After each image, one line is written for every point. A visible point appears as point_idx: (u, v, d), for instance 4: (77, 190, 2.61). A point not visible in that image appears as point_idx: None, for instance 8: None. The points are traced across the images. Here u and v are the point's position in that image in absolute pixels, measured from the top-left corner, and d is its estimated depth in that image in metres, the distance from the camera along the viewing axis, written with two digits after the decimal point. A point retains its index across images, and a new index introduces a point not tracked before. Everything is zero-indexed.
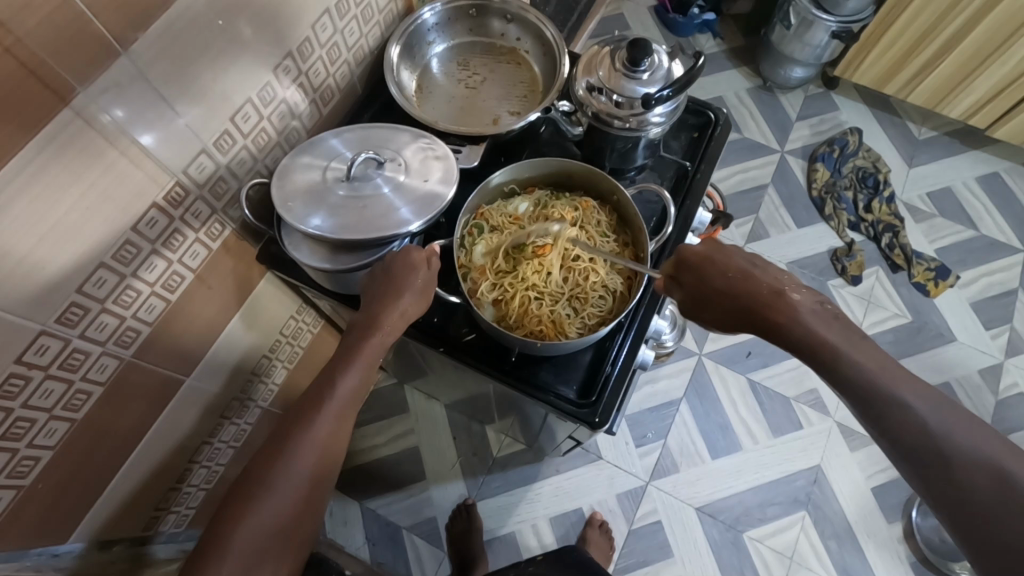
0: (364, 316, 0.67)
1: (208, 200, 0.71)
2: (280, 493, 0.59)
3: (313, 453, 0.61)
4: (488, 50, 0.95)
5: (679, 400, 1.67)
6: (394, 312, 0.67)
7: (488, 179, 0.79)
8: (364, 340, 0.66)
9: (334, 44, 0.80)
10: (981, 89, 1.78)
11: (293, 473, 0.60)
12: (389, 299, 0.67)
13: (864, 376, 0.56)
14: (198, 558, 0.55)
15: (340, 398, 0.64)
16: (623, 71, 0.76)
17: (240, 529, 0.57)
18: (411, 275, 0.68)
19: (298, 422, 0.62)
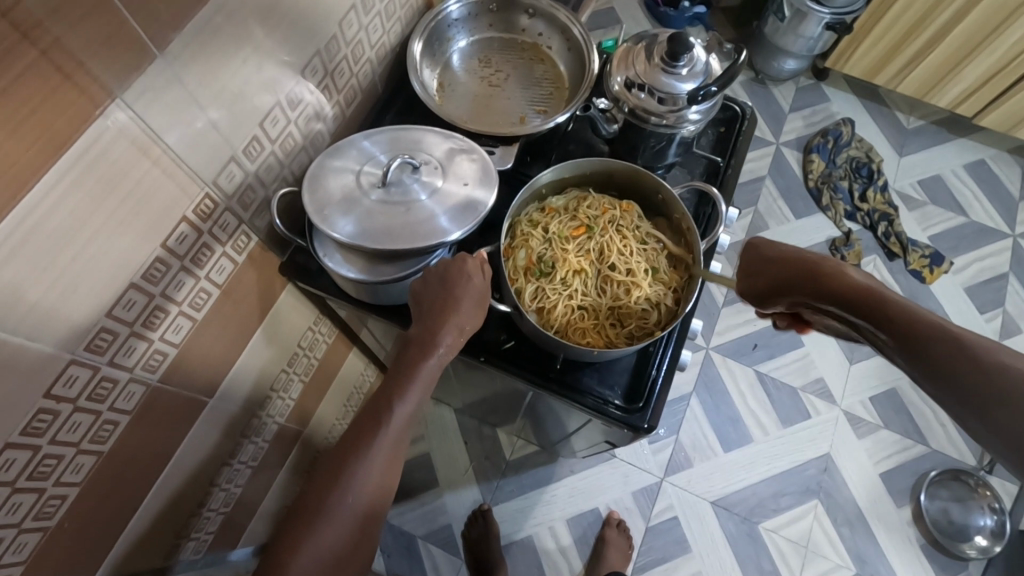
0: (419, 332, 0.64)
1: (236, 211, 0.66)
2: (340, 524, 0.55)
3: (373, 478, 0.58)
4: (510, 47, 0.92)
5: (689, 394, 1.67)
6: (451, 327, 0.64)
7: (535, 179, 0.77)
8: (423, 361, 0.62)
9: (358, 42, 0.76)
10: (969, 79, 1.82)
11: (351, 501, 0.56)
12: (446, 314, 0.64)
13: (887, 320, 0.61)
14: None
15: (400, 419, 0.60)
16: (661, 66, 0.74)
17: (301, 562, 0.53)
18: (466, 284, 0.65)
19: (352, 446, 0.59)
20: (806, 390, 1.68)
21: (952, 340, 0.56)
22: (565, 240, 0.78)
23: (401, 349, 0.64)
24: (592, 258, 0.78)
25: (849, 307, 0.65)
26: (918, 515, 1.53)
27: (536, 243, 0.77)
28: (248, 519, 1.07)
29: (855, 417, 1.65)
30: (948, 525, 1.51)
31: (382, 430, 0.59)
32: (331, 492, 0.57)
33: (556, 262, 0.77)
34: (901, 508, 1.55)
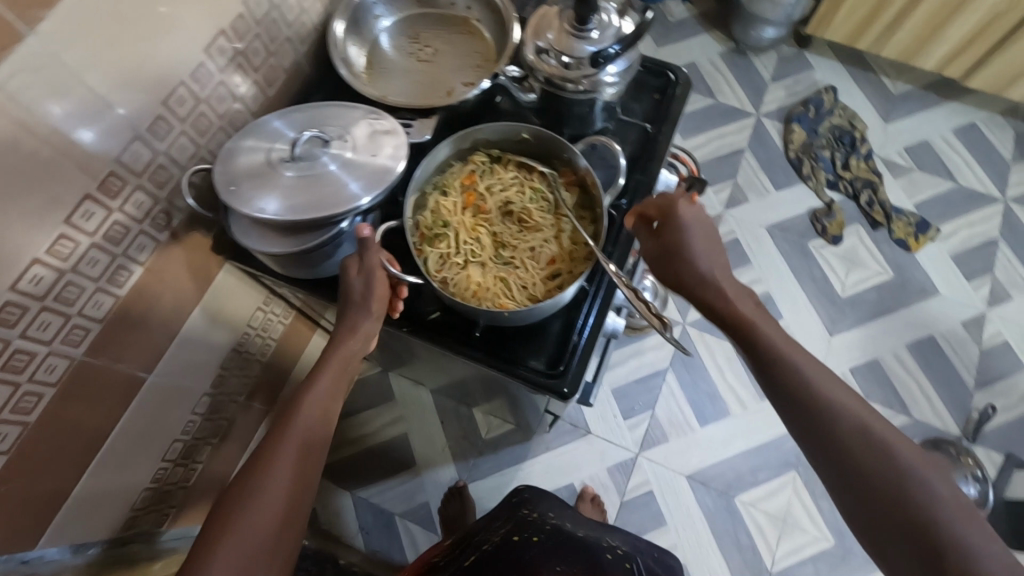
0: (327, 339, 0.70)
1: (149, 189, 0.69)
2: (266, 499, 0.58)
3: (296, 458, 0.62)
4: (439, 22, 0.92)
5: (665, 369, 1.66)
6: (346, 323, 0.70)
7: (435, 150, 0.70)
8: (326, 355, 0.69)
9: (272, 21, 0.77)
10: (954, 39, 1.76)
11: (274, 482, 0.59)
12: (340, 312, 0.70)
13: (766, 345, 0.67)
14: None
15: (311, 407, 0.65)
16: (571, 31, 0.74)
17: (226, 538, 0.55)
18: (353, 281, 0.69)
19: (274, 437, 0.63)
20: None
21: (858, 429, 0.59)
22: (466, 214, 0.73)
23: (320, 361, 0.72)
24: (497, 228, 0.73)
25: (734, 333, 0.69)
26: None
27: (436, 206, 0.72)
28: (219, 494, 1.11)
29: None
30: None
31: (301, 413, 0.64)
32: (253, 479, 0.59)
33: (461, 236, 0.72)
34: None
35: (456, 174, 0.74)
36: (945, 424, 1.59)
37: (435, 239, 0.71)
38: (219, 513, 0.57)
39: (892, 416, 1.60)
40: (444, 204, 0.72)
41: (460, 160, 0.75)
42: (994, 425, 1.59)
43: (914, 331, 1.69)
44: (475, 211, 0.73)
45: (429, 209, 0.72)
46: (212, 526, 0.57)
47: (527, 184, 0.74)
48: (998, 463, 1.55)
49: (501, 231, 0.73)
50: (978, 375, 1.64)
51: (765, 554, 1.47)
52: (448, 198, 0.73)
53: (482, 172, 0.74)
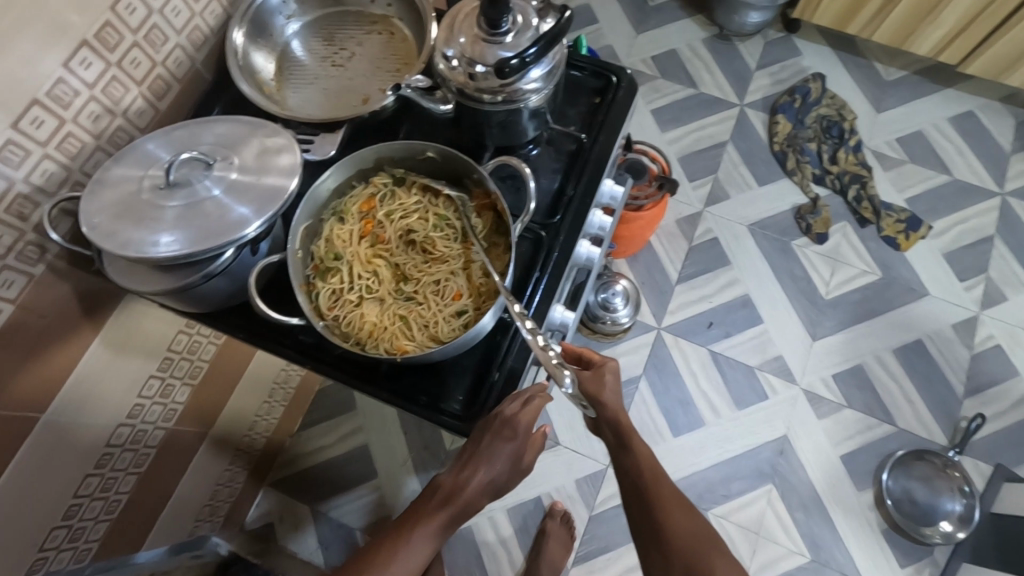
0: (450, 480, 0.71)
1: (10, 221, 0.62)
2: None
3: None
4: (356, 21, 0.84)
5: (637, 377, 1.59)
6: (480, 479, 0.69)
7: (319, 179, 0.63)
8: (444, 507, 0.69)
9: (153, 27, 0.70)
10: (948, 23, 1.65)
11: None
12: (477, 463, 0.69)
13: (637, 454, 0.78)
14: None
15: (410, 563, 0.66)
16: (482, 36, 0.66)
17: None
18: (500, 447, 0.68)
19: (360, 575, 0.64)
20: (763, 368, 1.59)
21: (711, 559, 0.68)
22: (366, 244, 0.65)
23: (430, 490, 0.72)
24: (400, 261, 0.65)
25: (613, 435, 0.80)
26: (880, 499, 1.46)
27: (329, 235, 0.64)
28: (160, 512, 1.08)
29: (815, 396, 1.56)
30: (911, 508, 1.43)
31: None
32: None
33: (358, 269, 0.64)
34: (861, 492, 1.48)
35: (356, 197, 0.66)
36: (931, 433, 1.51)
37: (328, 272, 0.63)
38: None
39: (874, 425, 1.53)
40: (340, 232, 0.64)
41: (363, 182, 0.67)
42: (983, 434, 1.51)
43: (900, 334, 1.61)
44: (377, 241, 0.65)
45: (323, 239, 0.64)
46: None
47: (435, 210, 0.66)
48: (986, 474, 1.48)
49: (404, 263, 0.65)
50: (967, 381, 1.56)
51: None
52: (345, 225, 0.65)
53: (386, 196, 0.66)
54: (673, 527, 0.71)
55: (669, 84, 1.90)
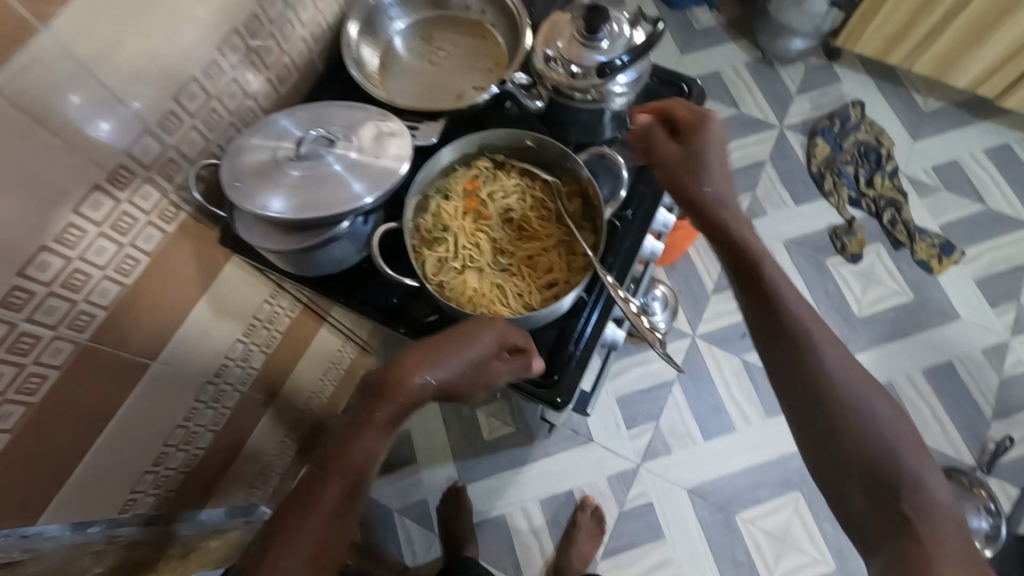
0: (390, 374, 0.63)
1: (158, 182, 0.71)
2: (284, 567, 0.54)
3: (327, 511, 0.58)
4: (453, 25, 0.92)
5: (671, 381, 1.64)
6: (426, 374, 0.63)
7: (439, 155, 0.73)
8: (382, 405, 0.62)
9: (286, 20, 0.79)
10: (990, 57, 1.71)
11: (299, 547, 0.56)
12: (426, 356, 0.64)
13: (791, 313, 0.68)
14: None
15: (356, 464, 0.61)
16: (581, 40, 0.74)
17: None
18: (471, 345, 0.64)
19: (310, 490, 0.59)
20: None
21: (851, 399, 0.62)
22: (468, 219, 0.73)
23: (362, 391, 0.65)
24: (496, 235, 0.73)
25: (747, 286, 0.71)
26: None
27: (437, 209, 0.72)
28: (222, 477, 1.15)
29: None
30: None
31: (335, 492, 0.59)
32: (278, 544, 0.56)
33: (460, 240, 0.72)
34: None
35: (460, 178, 0.74)
36: (958, 452, 1.55)
37: (434, 242, 0.72)
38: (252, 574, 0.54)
39: None
40: (446, 207, 0.73)
41: (466, 164, 0.75)
42: (1010, 458, 1.54)
43: (931, 355, 1.64)
44: (477, 217, 0.74)
45: (431, 212, 0.73)
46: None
47: (529, 192, 0.74)
48: (1013, 497, 1.50)
49: (501, 238, 0.73)
50: (996, 405, 1.59)
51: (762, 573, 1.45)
52: (450, 202, 0.74)
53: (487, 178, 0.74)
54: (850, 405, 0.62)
55: (712, 103, 1.97)
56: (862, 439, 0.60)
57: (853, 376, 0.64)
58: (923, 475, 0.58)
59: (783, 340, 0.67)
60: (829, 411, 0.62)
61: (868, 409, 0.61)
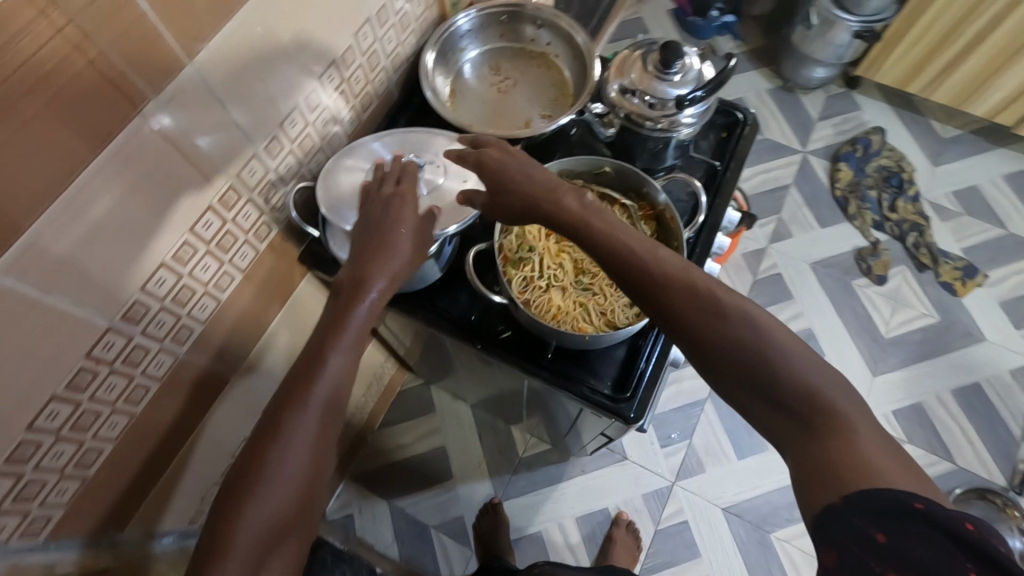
0: (353, 280, 0.67)
1: (257, 202, 0.76)
2: (286, 474, 0.59)
3: (316, 420, 0.62)
4: (519, 56, 0.97)
5: (704, 400, 1.66)
6: (383, 272, 0.67)
7: None
8: (352, 308, 0.66)
9: (374, 51, 0.84)
10: (1009, 86, 1.77)
11: (293, 456, 0.59)
12: (380, 256, 0.68)
13: (631, 255, 0.61)
14: (207, 546, 0.55)
15: (332, 374, 0.63)
16: (654, 73, 0.79)
17: (248, 516, 0.56)
18: (397, 233, 0.70)
19: (292, 398, 0.61)
20: None
21: (771, 337, 0.55)
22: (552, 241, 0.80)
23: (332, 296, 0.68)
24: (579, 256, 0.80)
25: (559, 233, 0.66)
26: None
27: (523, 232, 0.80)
28: None
29: None
30: None
31: (322, 382, 0.63)
32: (270, 453, 0.59)
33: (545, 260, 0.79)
34: None
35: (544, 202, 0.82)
36: (990, 473, 1.56)
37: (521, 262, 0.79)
38: (242, 483, 0.57)
39: (934, 462, 1.58)
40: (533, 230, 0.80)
41: None
42: None
43: (959, 376, 1.67)
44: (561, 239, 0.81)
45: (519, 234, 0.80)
46: (234, 498, 0.57)
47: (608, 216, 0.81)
48: None
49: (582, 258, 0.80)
50: None
51: None
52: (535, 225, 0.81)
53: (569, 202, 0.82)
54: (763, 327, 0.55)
55: None
56: (786, 376, 0.54)
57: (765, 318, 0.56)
58: (850, 413, 0.52)
59: (651, 293, 0.59)
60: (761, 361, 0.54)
61: (778, 335, 0.55)
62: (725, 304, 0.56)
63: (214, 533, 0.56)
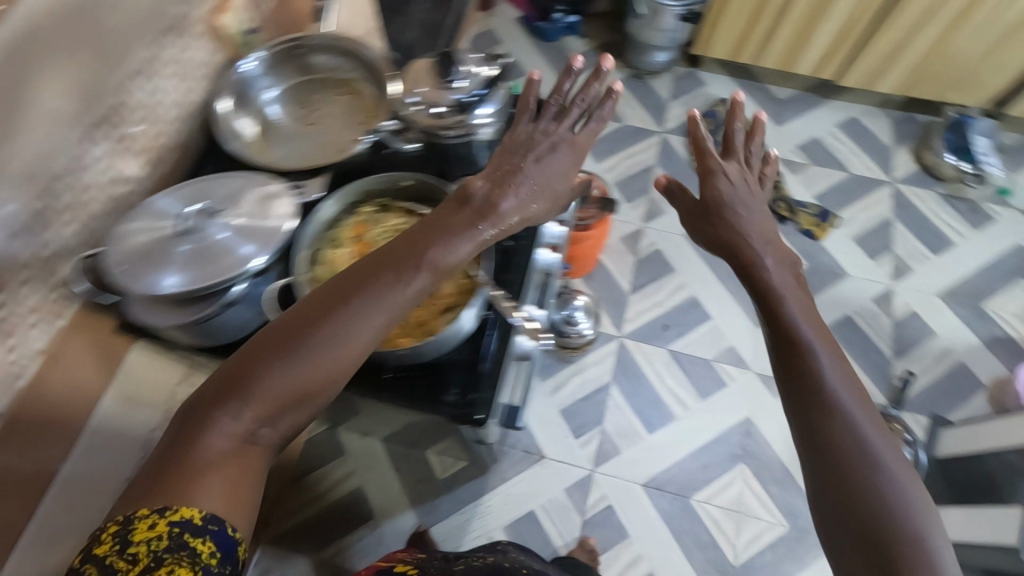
0: (483, 201, 0.75)
1: (42, 274, 0.76)
2: (335, 344, 0.65)
3: (386, 313, 0.67)
4: (324, 85, 0.97)
5: (609, 384, 1.70)
6: (515, 204, 0.76)
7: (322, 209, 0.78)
8: (469, 223, 0.73)
9: (152, 105, 0.87)
10: (821, 44, 1.94)
11: (341, 331, 0.65)
12: (509, 177, 0.77)
13: (785, 319, 0.75)
14: (244, 373, 0.62)
15: (416, 280, 0.69)
16: (439, 84, 0.81)
17: (285, 363, 0.63)
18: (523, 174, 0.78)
19: (368, 284, 0.67)
20: (719, 359, 1.74)
21: (851, 428, 0.65)
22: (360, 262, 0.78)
23: (462, 202, 0.75)
24: None
25: (755, 298, 0.79)
26: None
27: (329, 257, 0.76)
28: None
29: (768, 377, 1.71)
30: None
31: (407, 290, 0.68)
32: (317, 321, 0.65)
33: None
34: None
35: (346, 223, 0.79)
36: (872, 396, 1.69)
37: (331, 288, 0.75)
38: (295, 331, 0.64)
39: None
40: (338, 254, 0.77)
41: (350, 211, 0.81)
42: (915, 391, 1.70)
43: (831, 312, 1.80)
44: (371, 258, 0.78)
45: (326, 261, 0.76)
46: (284, 340, 0.64)
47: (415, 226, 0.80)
48: (925, 425, 1.66)
49: None
50: (894, 344, 1.76)
51: (726, 549, 1.51)
52: (341, 249, 0.78)
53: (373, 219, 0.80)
54: (836, 420, 0.66)
55: None
56: (868, 462, 0.63)
57: (854, 400, 0.67)
58: (909, 529, 0.60)
59: (788, 352, 0.72)
60: (835, 416, 0.66)
61: (867, 428, 0.65)
62: (829, 385, 0.68)
63: (259, 360, 0.63)
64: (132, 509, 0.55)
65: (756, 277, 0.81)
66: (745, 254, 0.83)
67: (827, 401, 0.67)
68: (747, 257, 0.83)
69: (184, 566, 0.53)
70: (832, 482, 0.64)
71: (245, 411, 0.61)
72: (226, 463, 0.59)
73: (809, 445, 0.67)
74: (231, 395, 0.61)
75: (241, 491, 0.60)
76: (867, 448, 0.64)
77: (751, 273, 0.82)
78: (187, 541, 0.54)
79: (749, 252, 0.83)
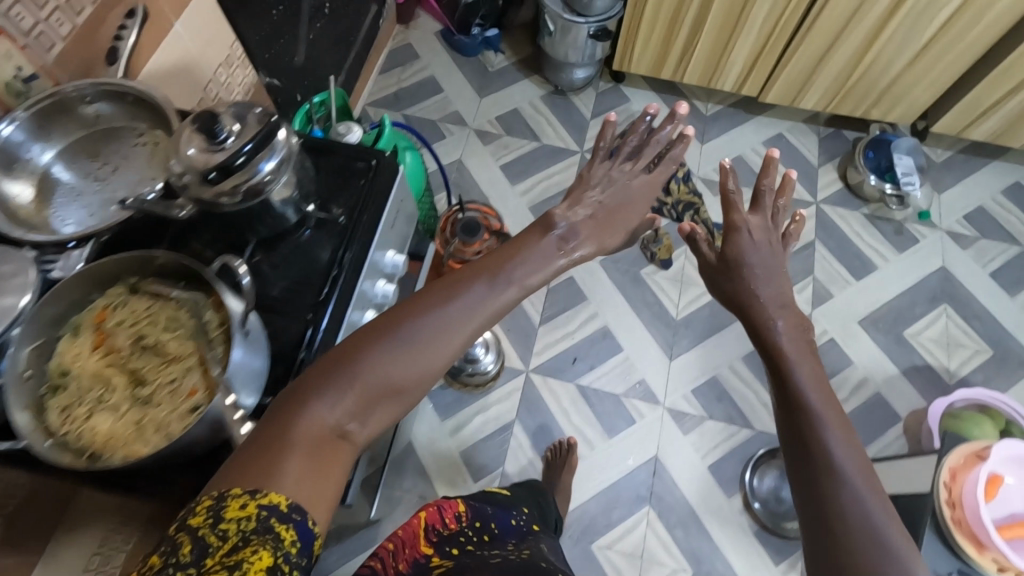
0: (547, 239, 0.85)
1: None
2: (431, 337, 0.66)
3: (477, 319, 0.70)
4: (120, 136, 0.92)
5: (512, 422, 1.63)
6: (563, 244, 0.87)
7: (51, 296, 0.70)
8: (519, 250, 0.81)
9: None
10: (740, 60, 1.88)
11: (438, 325, 0.67)
12: (541, 229, 0.87)
13: (772, 340, 0.76)
14: (354, 351, 0.63)
15: (505, 292, 0.74)
16: (206, 147, 0.72)
17: (397, 347, 0.64)
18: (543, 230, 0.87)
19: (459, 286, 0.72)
20: (629, 394, 1.67)
21: (820, 426, 0.63)
22: (101, 357, 0.72)
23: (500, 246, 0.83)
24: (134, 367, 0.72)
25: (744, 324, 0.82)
26: (747, 503, 1.54)
27: (59, 355, 0.70)
28: None
29: (678, 412, 1.64)
30: (775, 506, 1.53)
31: (481, 296, 0.72)
32: (437, 307, 0.68)
33: (89, 381, 0.70)
34: (731, 498, 1.55)
35: (89, 314, 0.73)
36: None
37: (57, 390, 0.69)
38: (399, 319, 0.67)
39: (735, 432, 1.63)
40: (74, 350, 0.71)
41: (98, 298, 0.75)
42: None
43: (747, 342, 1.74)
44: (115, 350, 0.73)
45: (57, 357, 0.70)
46: (377, 327, 0.65)
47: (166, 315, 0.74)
48: None
49: (139, 370, 0.72)
50: None
51: None
52: (78, 342, 0.72)
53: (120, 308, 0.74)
54: (815, 427, 0.63)
55: (514, 140, 2.03)
56: (832, 461, 0.60)
57: (819, 399, 0.66)
58: (884, 537, 0.54)
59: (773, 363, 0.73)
60: (810, 424, 0.63)
61: (838, 431, 0.63)
62: (805, 390, 0.67)
63: (354, 346, 0.64)
64: (229, 485, 0.50)
65: (752, 302, 0.83)
66: (738, 286, 0.87)
67: (801, 402, 0.66)
68: (743, 292, 0.86)
69: (267, 551, 0.48)
70: (800, 472, 0.61)
71: (344, 393, 0.60)
72: (316, 448, 0.56)
73: (790, 452, 0.63)
74: (357, 366, 0.62)
75: (325, 481, 0.55)
76: (832, 451, 0.61)
77: (738, 301, 0.85)
78: (276, 526, 0.49)
79: (741, 288, 0.86)
